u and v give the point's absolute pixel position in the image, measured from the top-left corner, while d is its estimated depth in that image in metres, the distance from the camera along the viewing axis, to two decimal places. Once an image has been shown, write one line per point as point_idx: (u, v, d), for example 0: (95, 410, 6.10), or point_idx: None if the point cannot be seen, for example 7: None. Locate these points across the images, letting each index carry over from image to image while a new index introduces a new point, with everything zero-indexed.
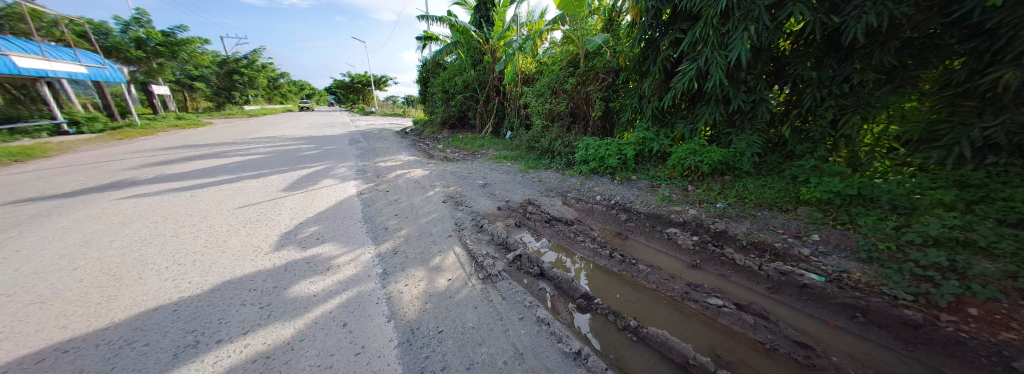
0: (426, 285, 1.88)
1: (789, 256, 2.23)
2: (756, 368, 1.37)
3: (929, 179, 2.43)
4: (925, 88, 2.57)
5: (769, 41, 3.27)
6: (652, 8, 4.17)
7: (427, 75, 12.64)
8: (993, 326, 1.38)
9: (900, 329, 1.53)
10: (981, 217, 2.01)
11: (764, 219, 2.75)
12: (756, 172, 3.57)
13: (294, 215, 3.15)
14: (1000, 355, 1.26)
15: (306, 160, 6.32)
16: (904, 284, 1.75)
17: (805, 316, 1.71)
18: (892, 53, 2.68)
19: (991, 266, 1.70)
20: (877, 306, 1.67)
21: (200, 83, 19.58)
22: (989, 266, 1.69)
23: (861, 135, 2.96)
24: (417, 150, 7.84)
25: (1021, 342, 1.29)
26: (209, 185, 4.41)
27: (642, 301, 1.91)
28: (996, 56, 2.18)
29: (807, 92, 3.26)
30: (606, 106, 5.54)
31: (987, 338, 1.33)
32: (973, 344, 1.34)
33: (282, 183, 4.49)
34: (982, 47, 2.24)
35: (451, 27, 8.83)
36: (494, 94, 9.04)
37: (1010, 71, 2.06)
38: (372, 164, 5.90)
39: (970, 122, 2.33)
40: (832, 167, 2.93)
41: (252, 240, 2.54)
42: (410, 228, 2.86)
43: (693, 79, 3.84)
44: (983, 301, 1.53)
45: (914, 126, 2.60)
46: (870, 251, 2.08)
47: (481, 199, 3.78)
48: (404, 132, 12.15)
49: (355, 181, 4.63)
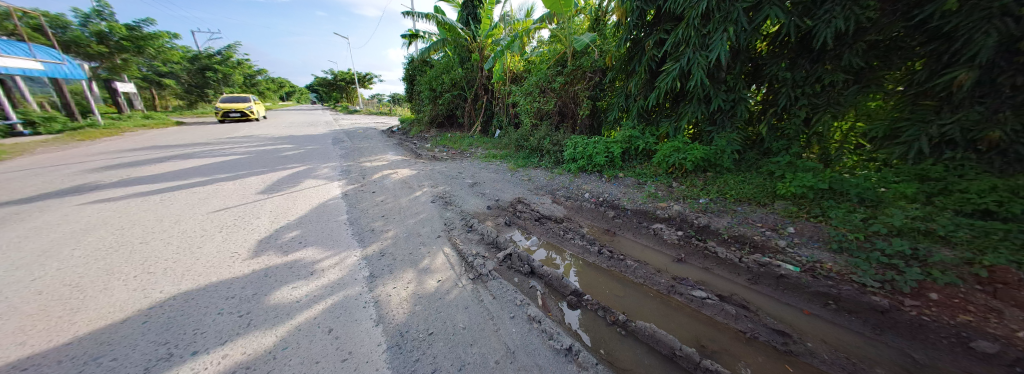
0: (415, 287, 1.85)
1: (767, 248, 2.33)
2: (738, 356, 1.43)
3: (894, 173, 2.60)
4: (889, 88, 2.75)
5: (747, 42, 3.39)
6: (637, 8, 4.25)
7: (413, 72, 12.42)
8: (953, 309, 1.50)
9: (867, 315, 1.63)
10: (941, 208, 2.16)
11: (743, 213, 2.86)
12: (736, 168, 3.71)
13: (275, 219, 3.03)
14: (959, 336, 1.38)
15: (287, 160, 6.09)
16: (872, 272, 1.87)
17: (783, 305, 1.80)
18: (859, 55, 2.84)
19: (951, 254, 1.85)
20: (847, 294, 1.78)
21: (169, 81, 18.48)
22: (949, 254, 1.83)
23: (832, 132, 3.13)
24: (404, 150, 7.69)
25: (976, 323, 1.41)
26: (181, 188, 4.16)
27: (630, 296, 1.95)
28: (953, 57, 2.35)
29: (782, 91, 3.41)
30: (593, 105, 5.60)
31: (947, 321, 1.45)
32: (934, 326, 1.46)
33: (260, 185, 4.29)
34: (941, 49, 2.40)
35: (437, 24, 8.65)
36: (482, 92, 8.98)
37: (964, 73, 2.23)
38: (358, 164, 5.74)
39: (929, 119, 2.51)
40: (806, 163, 3.08)
41: (228, 246, 2.42)
42: (397, 229, 2.80)
43: (676, 79, 3.95)
44: (942, 286, 1.66)
45: (879, 124, 2.77)
46: (840, 242, 2.20)
47: (470, 199, 3.75)
48: (389, 131, 11.90)
49: (339, 182, 4.49)
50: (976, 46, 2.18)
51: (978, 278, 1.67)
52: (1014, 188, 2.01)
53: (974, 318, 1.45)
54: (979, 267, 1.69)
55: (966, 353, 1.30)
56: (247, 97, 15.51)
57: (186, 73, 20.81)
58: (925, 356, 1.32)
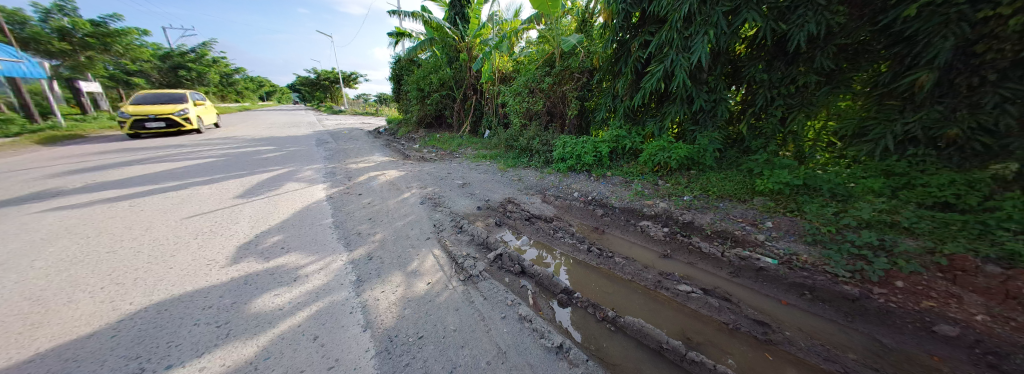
0: (404, 290, 1.82)
1: (747, 242, 2.42)
2: (722, 347, 1.49)
3: (862, 169, 2.75)
4: (857, 89, 2.92)
5: (727, 44, 3.52)
6: (623, 11, 4.33)
7: (400, 72, 12.23)
8: (917, 296, 1.63)
9: (840, 303, 1.73)
10: (905, 201, 2.32)
11: (724, 209, 2.97)
12: (718, 166, 3.84)
13: (256, 224, 2.92)
14: (923, 321, 1.49)
15: (268, 163, 5.86)
16: (843, 263, 1.98)
17: (763, 297, 1.88)
18: (830, 57, 3.00)
19: (915, 243, 1.98)
20: (821, 283, 1.88)
21: (139, 80, 17.46)
22: (912, 244, 1.97)
23: (806, 131, 3.30)
24: (391, 151, 7.55)
25: (938, 308, 1.53)
26: (153, 193, 3.94)
27: (619, 293, 1.98)
28: (915, 60, 2.51)
29: (760, 92, 3.57)
30: (581, 105, 5.68)
31: (912, 307, 1.57)
32: (901, 312, 1.57)
33: (239, 189, 4.11)
34: (903, 52, 2.57)
35: (424, 24, 8.53)
36: (471, 92, 8.94)
37: (925, 74, 2.39)
38: (343, 166, 5.60)
39: (893, 118, 2.68)
40: (782, 161, 3.23)
41: (205, 254, 2.30)
42: (385, 232, 2.75)
43: (660, 80, 4.06)
44: (908, 274, 1.78)
45: (849, 123, 2.94)
46: (814, 235, 2.32)
47: (460, 200, 3.73)
48: (376, 132, 11.66)
49: (324, 184, 4.36)
50: (934, 49, 2.34)
51: (938, 266, 1.80)
52: (970, 181, 2.17)
53: (934, 303, 1.57)
54: (940, 256, 1.82)
55: (929, 336, 1.41)
56: (183, 97, 10.09)
57: (157, 72, 19.70)
58: (893, 342, 1.42)
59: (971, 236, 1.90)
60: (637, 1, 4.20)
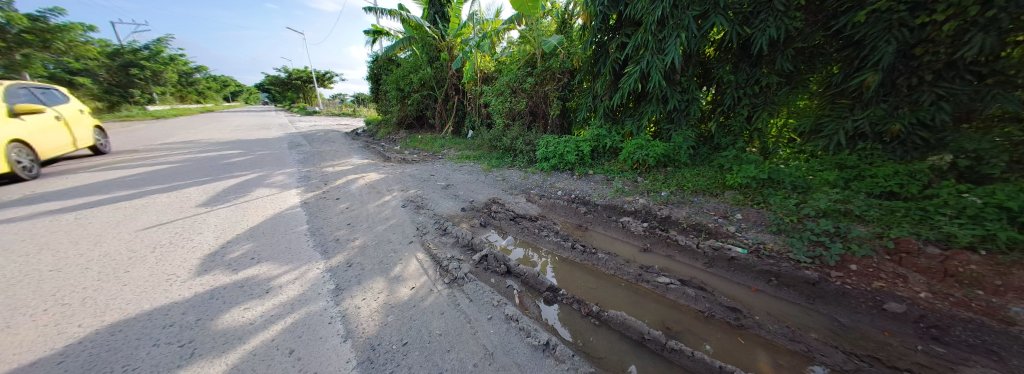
0: (386, 297, 1.76)
1: (719, 233, 2.57)
2: (699, 335, 1.57)
3: (819, 162, 2.99)
4: (814, 89, 3.18)
5: (697, 47, 3.71)
6: (600, 13, 4.44)
7: (378, 71, 11.87)
8: (870, 277, 1.82)
9: (802, 288, 1.88)
10: (857, 191, 2.55)
11: (698, 203, 3.12)
12: (693, 162, 4.03)
13: (221, 234, 2.71)
14: (875, 299, 1.68)
15: (235, 168, 5.48)
16: (805, 250, 2.15)
17: (735, 284, 2.00)
18: (790, 60, 3.25)
19: (865, 229, 2.19)
20: (786, 270, 2.03)
21: (81, 79, 15.70)
22: (864, 230, 2.17)
23: (770, 128, 3.54)
24: (371, 153, 7.30)
25: (887, 287, 1.73)
26: (100, 204, 3.55)
27: (602, 288, 2.04)
28: (862, 62, 2.77)
29: (729, 92, 3.79)
30: (563, 105, 5.78)
31: (865, 287, 1.77)
32: (855, 293, 1.76)
33: (202, 197, 3.81)
34: (852, 55, 2.83)
35: (403, 22, 8.31)
36: (453, 93, 8.83)
37: (871, 75, 2.65)
38: (318, 170, 5.34)
39: (844, 115, 2.94)
40: (749, 156, 3.44)
41: (164, 268, 2.11)
42: (365, 237, 2.66)
43: (637, 80, 4.20)
44: (861, 257, 1.98)
45: (807, 120, 3.20)
46: (778, 225, 2.50)
47: (443, 201, 3.67)
48: (354, 133, 11.23)
49: (297, 189, 4.14)
50: (877, 53, 2.60)
51: (886, 249, 2.00)
52: (911, 172, 2.42)
53: (882, 284, 1.77)
54: (888, 239, 2.03)
55: (880, 313, 1.60)
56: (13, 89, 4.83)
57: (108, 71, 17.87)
58: (850, 320, 1.59)
59: (912, 220, 2.13)
60: (613, 4, 4.32)
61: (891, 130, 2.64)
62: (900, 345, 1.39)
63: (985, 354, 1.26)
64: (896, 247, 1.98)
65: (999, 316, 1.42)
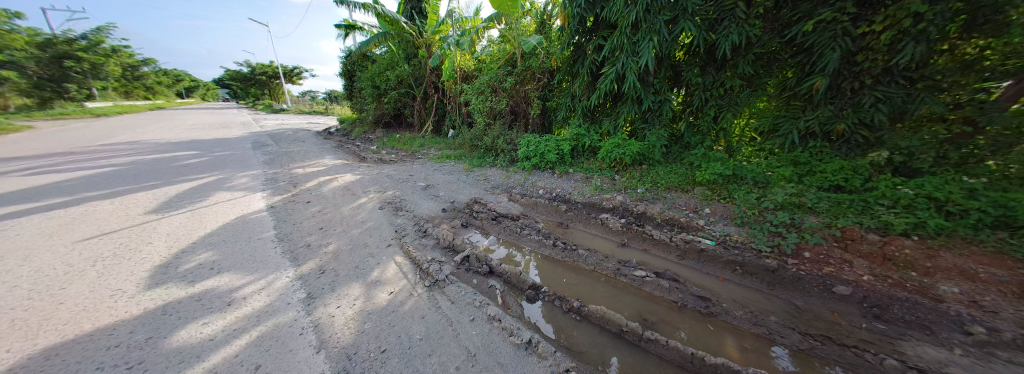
0: (363, 303, 1.69)
1: (690, 227, 2.72)
2: (673, 324, 1.66)
3: (776, 159, 3.24)
4: (771, 92, 3.46)
5: (668, 50, 3.89)
6: (578, 15, 4.54)
7: (352, 67, 11.34)
8: (821, 263, 2.04)
9: (762, 275, 2.05)
10: (809, 185, 2.80)
11: (671, 199, 3.28)
12: (666, 160, 4.23)
13: (174, 242, 2.46)
14: (826, 283, 1.90)
15: (191, 170, 5.01)
16: (766, 240, 2.34)
17: (704, 274, 2.13)
18: (750, 64, 3.50)
19: (817, 220, 2.42)
20: (749, 259, 2.19)
21: None
22: (815, 220, 2.40)
23: (734, 128, 3.80)
24: (345, 153, 6.96)
25: (834, 271, 1.96)
26: (19, 214, 3.08)
27: (583, 283, 2.09)
28: (811, 68, 3.05)
29: (697, 94, 4.01)
30: (543, 105, 5.85)
31: (817, 272, 1.97)
32: (808, 278, 1.95)
33: (150, 203, 3.43)
34: (804, 60, 3.10)
35: (377, 16, 7.98)
36: (432, 91, 8.63)
37: (820, 80, 2.93)
38: (286, 171, 5.01)
39: (797, 116, 3.23)
40: (716, 154, 3.67)
41: (104, 283, 1.88)
42: (339, 242, 2.53)
43: (614, 81, 4.34)
44: (814, 245, 2.20)
45: (766, 121, 3.47)
46: (742, 217, 2.69)
47: (423, 202, 3.58)
48: (327, 132, 10.66)
49: (262, 193, 3.85)
50: (824, 60, 2.87)
51: (834, 237, 2.24)
52: (854, 167, 2.70)
53: (831, 268, 1.99)
54: (836, 228, 2.27)
55: (829, 295, 1.82)
56: None
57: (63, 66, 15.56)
58: (804, 303, 1.78)
59: (854, 211, 2.38)
60: (590, 6, 4.43)
61: (837, 129, 2.95)
62: (848, 324, 1.60)
63: (919, 329, 1.52)
64: (842, 235, 2.23)
65: (930, 294, 1.70)
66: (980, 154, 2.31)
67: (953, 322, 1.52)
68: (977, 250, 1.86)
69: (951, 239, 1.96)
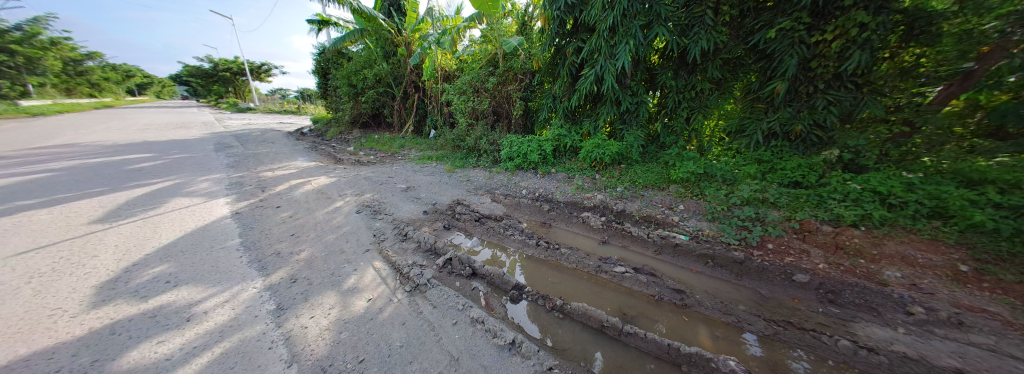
0: (339, 312, 1.61)
1: (666, 223, 2.84)
2: (651, 317, 1.73)
3: (742, 158, 3.46)
4: (738, 95, 3.70)
5: (644, 54, 4.04)
6: (557, 18, 4.60)
7: (326, 65, 10.84)
8: (782, 254, 2.21)
9: (732, 267, 2.18)
10: (771, 182, 3.02)
11: (649, 197, 3.41)
12: (643, 160, 4.39)
13: (124, 255, 2.22)
14: (787, 271, 2.05)
15: (143, 174, 4.56)
16: (734, 234, 2.49)
17: (679, 268, 2.24)
18: (718, 69, 3.71)
19: (779, 214, 2.61)
20: (719, 252, 2.33)
21: None
22: (777, 214, 2.59)
23: (705, 129, 4.01)
24: (319, 154, 6.63)
25: (793, 261, 2.12)
26: None
27: (566, 281, 2.12)
28: (773, 73, 3.29)
29: (670, 96, 4.19)
30: (525, 106, 5.88)
31: (779, 262, 2.13)
32: (771, 267, 2.10)
33: (93, 211, 3.08)
34: (766, 66, 3.34)
35: (353, 12, 7.66)
36: (412, 90, 8.43)
37: (779, 84, 3.18)
38: (254, 175, 4.70)
39: (760, 117, 3.47)
40: (688, 154, 3.86)
41: (36, 301, 1.66)
42: (313, 248, 2.40)
43: (593, 83, 4.44)
44: (776, 237, 2.38)
45: (733, 122, 3.69)
46: (712, 213, 2.84)
47: (403, 205, 3.49)
48: (299, 133, 10.11)
49: (226, 198, 3.58)
50: (783, 66, 3.11)
51: (793, 229, 2.43)
52: (809, 165, 2.94)
53: (791, 258, 2.16)
54: (795, 221, 2.46)
55: (790, 283, 1.97)
56: None
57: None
58: (768, 292, 1.92)
59: (810, 205, 2.60)
60: (570, 9, 4.51)
61: (795, 130, 3.20)
62: (807, 309, 1.75)
63: (867, 311, 1.69)
64: (800, 227, 2.42)
65: (876, 279, 1.88)
66: (917, 151, 2.61)
67: (897, 304, 1.70)
68: (915, 238, 2.09)
69: (894, 229, 2.19)
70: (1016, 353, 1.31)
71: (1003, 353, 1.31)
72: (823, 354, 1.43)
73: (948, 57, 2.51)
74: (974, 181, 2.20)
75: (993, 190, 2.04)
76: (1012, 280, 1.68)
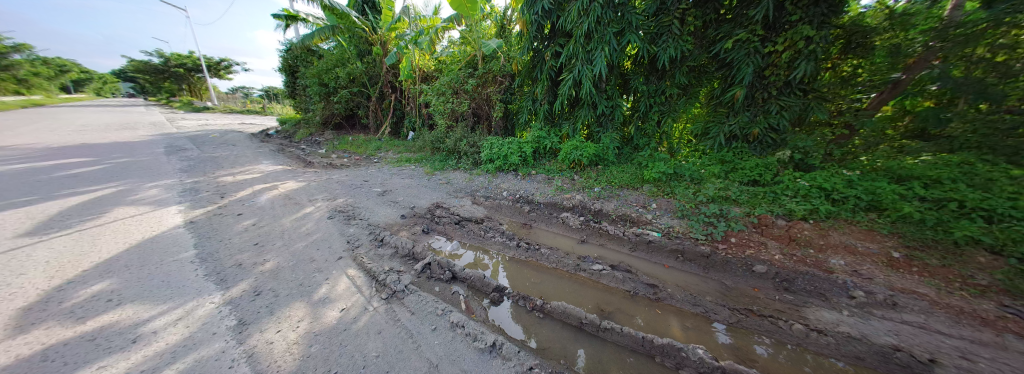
0: (309, 325, 1.51)
1: (641, 221, 2.96)
2: (628, 312, 1.80)
3: (708, 158, 3.70)
4: (704, 100, 3.96)
5: (618, 59, 4.20)
6: (535, 22, 4.68)
7: (295, 62, 10.24)
8: (744, 247, 2.39)
9: (699, 260, 2.33)
10: (734, 180, 3.25)
11: (624, 197, 3.55)
12: (619, 161, 4.56)
13: (55, 273, 1.94)
14: (748, 263, 2.22)
15: (77, 181, 4.03)
16: (701, 229, 2.65)
17: (653, 264, 2.36)
18: (686, 75, 3.94)
19: (741, 210, 2.81)
20: (688, 246, 2.47)
21: None
22: (739, 210, 2.79)
23: (674, 131, 4.25)
24: (287, 158, 6.23)
25: (753, 253, 2.30)
26: None
27: (546, 281, 2.15)
28: (734, 80, 3.56)
29: (642, 100, 4.36)
30: (505, 108, 5.91)
31: (740, 255, 2.30)
32: (734, 260, 2.27)
33: (10, 224, 2.67)
34: (728, 73, 3.62)
35: (323, 9, 7.30)
36: (389, 91, 8.17)
37: (739, 90, 3.45)
38: (211, 180, 4.32)
39: (723, 121, 3.73)
40: (659, 155, 4.06)
41: None
42: (280, 258, 2.25)
43: (572, 87, 4.54)
44: (738, 231, 2.57)
45: (700, 125, 3.94)
46: (682, 210, 3.01)
47: (380, 209, 3.37)
48: (265, 134, 9.46)
49: (178, 206, 3.26)
50: (743, 73, 3.37)
51: (753, 224, 2.63)
52: (766, 165, 3.20)
53: (751, 250, 2.35)
54: (754, 217, 2.68)
55: (750, 274, 2.13)
56: None
57: None
58: (732, 283, 2.07)
59: (767, 201, 2.83)
60: (547, 14, 4.61)
61: (753, 133, 3.48)
62: (765, 297, 1.91)
63: (817, 296, 1.88)
64: (759, 222, 2.63)
65: (825, 267, 2.09)
66: (856, 152, 2.98)
67: (842, 288, 1.90)
68: (856, 228, 2.35)
69: (837, 220, 2.46)
70: (941, 328, 1.52)
71: (930, 329, 1.53)
72: (781, 338, 1.57)
73: (880, 68, 2.90)
74: (902, 177, 2.53)
75: (918, 185, 2.35)
76: (935, 264, 1.94)
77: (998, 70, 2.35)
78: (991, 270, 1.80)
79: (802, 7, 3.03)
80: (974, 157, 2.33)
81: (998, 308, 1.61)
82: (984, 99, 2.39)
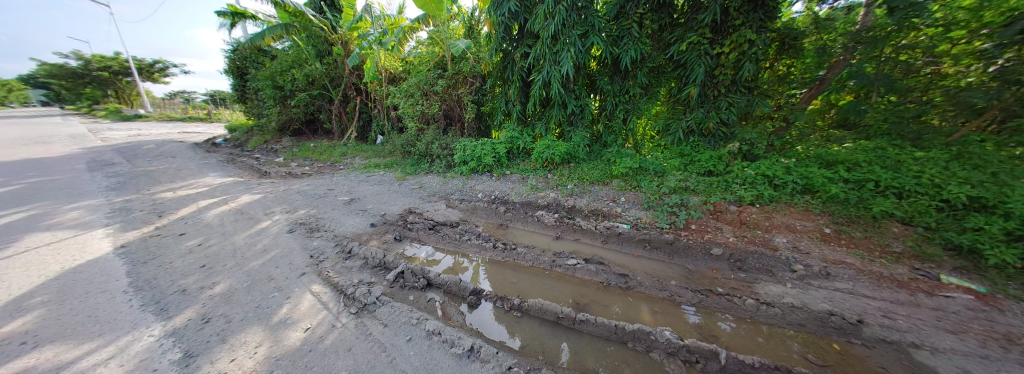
0: (270, 349, 1.40)
1: (611, 214, 3.09)
2: (601, 302, 1.88)
3: (670, 152, 3.93)
4: (664, 98, 4.23)
5: (584, 60, 4.33)
6: (503, 23, 4.69)
7: (244, 64, 9.36)
8: (703, 232, 2.59)
9: (664, 247, 2.50)
10: (693, 171, 3.50)
11: (596, 192, 3.67)
12: (589, 157, 4.71)
13: None
14: (708, 247, 2.40)
15: None
16: (666, 219, 2.83)
17: (624, 254, 2.49)
18: (648, 75, 4.16)
19: (699, 198, 3.03)
20: (655, 235, 2.64)
21: None
22: (698, 200, 3.01)
23: (639, 128, 4.48)
24: (238, 169, 5.67)
25: (711, 237, 2.51)
26: None
27: (522, 280, 2.18)
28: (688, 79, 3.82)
29: (608, 99, 4.54)
30: (478, 109, 5.87)
31: (701, 239, 2.50)
32: (695, 245, 2.45)
33: None
34: (683, 73, 3.88)
35: (274, 6, 6.74)
36: (353, 93, 7.75)
37: (693, 89, 3.73)
38: (147, 197, 3.82)
39: (681, 117, 3.98)
40: (626, 151, 4.26)
41: None
42: (233, 279, 2.07)
43: (542, 87, 4.60)
44: (697, 218, 2.78)
45: (661, 121, 4.19)
46: (648, 202, 3.19)
47: (346, 219, 3.19)
48: (211, 144, 8.55)
49: (106, 229, 2.85)
50: (697, 73, 3.62)
51: (710, 211, 2.85)
52: (719, 156, 3.49)
53: (709, 235, 2.56)
54: (710, 204, 2.91)
55: (710, 257, 2.32)
56: None
57: None
58: (694, 267, 2.24)
59: (721, 189, 3.09)
60: (514, 16, 4.65)
61: (707, 127, 3.78)
62: (722, 277, 2.09)
63: (766, 273, 2.09)
64: (715, 209, 2.86)
65: (771, 246, 2.33)
66: (793, 142, 3.34)
67: (785, 263, 2.13)
68: (795, 210, 2.64)
69: (779, 204, 2.74)
70: (866, 292, 1.77)
71: (858, 294, 1.76)
72: (737, 314, 1.73)
73: (809, 67, 3.29)
74: (829, 162, 2.88)
75: (842, 169, 2.69)
76: (859, 236, 2.24)
77: (901, 67, 2.79)
78: (904, 238, 2.13)
79: (743, 12, 3.35)
80: (885, 143, 2.73)
81: (911, 270, 1.89)
82: (893, 92, 2.83)
